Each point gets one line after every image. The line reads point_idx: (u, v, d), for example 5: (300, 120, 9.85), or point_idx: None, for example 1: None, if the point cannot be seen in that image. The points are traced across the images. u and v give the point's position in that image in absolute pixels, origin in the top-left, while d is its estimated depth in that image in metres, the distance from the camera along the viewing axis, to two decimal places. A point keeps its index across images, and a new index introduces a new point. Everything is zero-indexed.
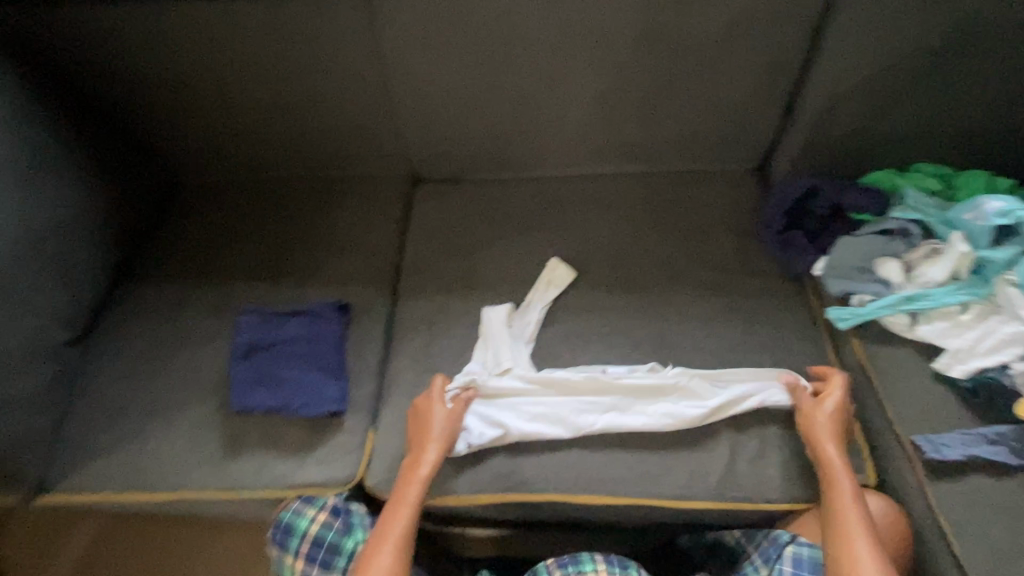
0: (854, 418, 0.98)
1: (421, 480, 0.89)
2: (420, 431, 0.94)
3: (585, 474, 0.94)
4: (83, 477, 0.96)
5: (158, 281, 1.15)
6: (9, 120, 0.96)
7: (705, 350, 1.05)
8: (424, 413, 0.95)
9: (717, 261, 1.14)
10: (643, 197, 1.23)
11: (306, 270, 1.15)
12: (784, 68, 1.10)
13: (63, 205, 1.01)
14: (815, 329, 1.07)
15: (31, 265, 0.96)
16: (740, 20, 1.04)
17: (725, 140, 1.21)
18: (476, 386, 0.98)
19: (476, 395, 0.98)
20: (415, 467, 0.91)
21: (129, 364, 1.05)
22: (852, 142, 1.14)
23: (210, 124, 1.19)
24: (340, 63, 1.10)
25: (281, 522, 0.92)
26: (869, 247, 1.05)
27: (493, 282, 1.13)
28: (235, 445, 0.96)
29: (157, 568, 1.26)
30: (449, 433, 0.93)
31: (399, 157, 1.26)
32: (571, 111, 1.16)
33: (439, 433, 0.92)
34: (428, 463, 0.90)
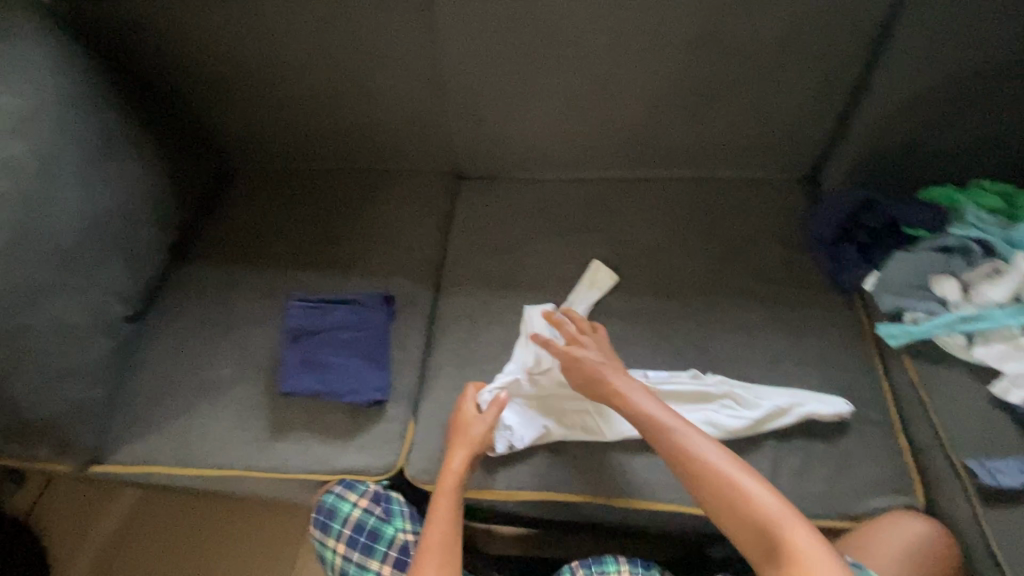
0: (903, 438, 0.96)
1: (450, 492, 0.88)
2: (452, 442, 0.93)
3: (623, 478, 0.93)
4: (135, 449, 0.99)
5: (210, 264, 1.18)
6: (81, 103, 1.01)
7: (748, 360, 1.04)
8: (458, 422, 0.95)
9: (763, 271, 1.13)
10: (688, 203, 1.22)
11: (351, 260, 1.17)
12: (842, 78, 1.08)
13: (127, 187, 1.05)
14: (863, 345, 1.05)
15: (97, 243, 1.00)
16: (800, 28, 1.02)
17: (775, 148, 1.20)
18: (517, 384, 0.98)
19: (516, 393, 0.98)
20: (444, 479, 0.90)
21: (181, 343, 1.08)
22: (909, 156, 1.11)
23: (265, 114, 1.23)
24: (395, 57, 1.12)
25: (324, 504, 0.94)
26: (925, 264, 1.02)
27: (535, 280, 1.14)
28: (280, 427, 0.99)
29: (193, 543, 1.30)
30: (482, 441, 0.92)
31: (445, 152, 1.27)
32: (620, 114, 1.16)
33: (471, 441, 0.92)
34: (455, 473, 0.90)
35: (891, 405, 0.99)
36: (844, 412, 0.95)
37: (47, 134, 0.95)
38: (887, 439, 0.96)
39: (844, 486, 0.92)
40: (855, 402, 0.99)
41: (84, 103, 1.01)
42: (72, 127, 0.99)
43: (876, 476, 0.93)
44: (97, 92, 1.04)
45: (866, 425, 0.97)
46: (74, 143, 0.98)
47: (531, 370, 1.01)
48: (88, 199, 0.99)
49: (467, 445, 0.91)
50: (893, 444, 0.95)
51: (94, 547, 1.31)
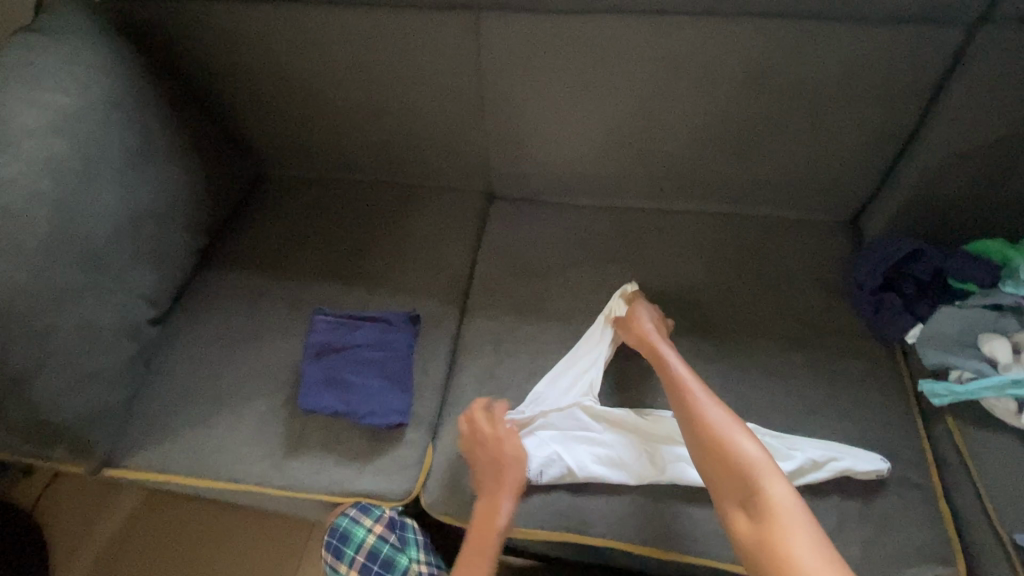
0: (943, 502, 0.92)
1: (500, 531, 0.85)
2: (496, 477, 0.89)
3: (645, 525, 0.90)
4: (150, 456, 0.98)
5: (239, 271, 1.17)
6: (124, 104, 1.01)
7: (783, 407, 1.00)
8: (502, 457, 0.90)
9: (800, 315, 1.09)
10: (725, 239, 1.20)
11: (378, 276, 1.16)
12: (894, 124, 1.05)
13: (162, 189, 1.05)
14: (903, 400, 1.01)
15: (128, 244, 0.99)
16: (856, 72, 1.00)
17: (818, 189, 1.17)
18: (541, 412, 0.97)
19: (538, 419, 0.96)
20: (493, 517, 0.86)
21: (205, 349, 1.07)
22: (960, 206, 1.07)
23: (304, 124, 1.23)
24: (438, 77, 1.11)
25: (337, 528, 0.91)
26: (973, 322, 0.98)
27: (564, 309, 1.12)
28: (298, 443, 0.97)
29: (194, 552, 1.27)
30: (522, 481, 0.89)
31: (480, 172, 1.26)
32: (661, 146, 1.15)
33: (517, 482, 0.89)
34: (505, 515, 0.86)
35: (932, 466, 0.94)
36: (883, 470, 0.91)
37: (90, 134, 0.95)
38: (929, 504, 0.91)
39: (881, 550, 0.87)
40: (894, 460, 0.94)
41: (130, 106, 1.02)
42: (113, 127, 0.99)
43: (916, 540, 0.88)
44: (143, 96, 1.05)
45: (906, 487, 0.92)
46: (116, 145, 0.98)
47: (558, 397, 0.99)
48: (124, 200, 0.98)
49: (514, 486, 0.88)
50: (934, 509, 0.90)
51: (97, 546, 1.29)
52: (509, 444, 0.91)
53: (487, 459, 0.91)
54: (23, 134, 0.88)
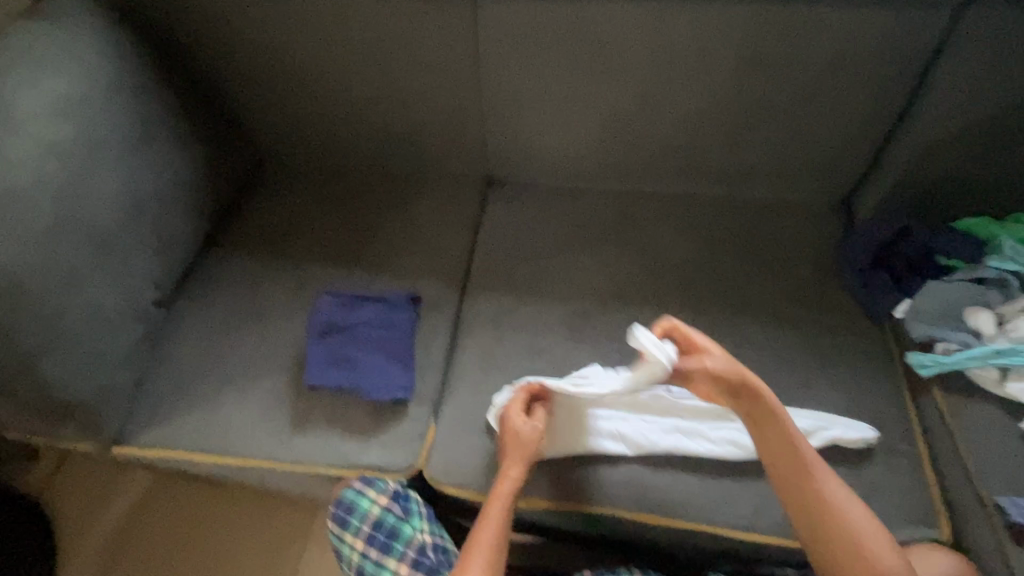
0: (928, 469, 0.95)
1: (506, 497, 0.86)
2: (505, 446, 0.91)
3: (641, 493, 0.93)
4: (158, 434, 1.00)
5: (241, 255, 1.19)
6: (126, 90, 1.02)
7: (776, 382, 1.03)
8: (506, 426, 0.91)
9: (792, 293, 1.12)
10: (719, 220, 1.22)
11: (379, 259, 1.18)
12: (883, 106, 1.08)
13: (164, 174, 1.06)
14: (891, 373, 1.04)
15: (133, 228, 1.01)
16: (846, 54, 1.02)
17: (810, 171, 1.19)
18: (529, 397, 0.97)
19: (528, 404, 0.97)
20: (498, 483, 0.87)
21: (209, 331, 1.09)
22: (946, 185, 1.10)
23: (304, 111, 1.24)
24: (436, 62, 1.13)
25: (343, 500, 0.93)
26: (959, 295, 1.01)
27: (562, 289, 1.14)
28: (303, 420, 0.99)
29: (200, 533, 1.30)
30: (534, 447, 0.89)
31: (479, 158, 1.28)
32: (657, 130, 1.17)
33: (525, 450, 0.89)
34: (511, 479, 0.87)
35: (918, 436, 0.98)
36: (872, 437, 0.94)
37: (93, 119, 0.96)
38: (915, 471, 0.94)
39: None
40: (882, 430, 0.97)
41: (132, 92, 1.03)
42: (116, 112, 1.00)
43: (902, 506, 0.91)
44: (144, 82, 1.06)
45: (892, 455, 0.95)
46: (119, 130, 1.00)
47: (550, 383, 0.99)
48: (128, 185, 1.00)
49: (522, 453, 0.89)
50: (920, 476, 0.94)
51: (104, 528, 1.32)
52: (513, 415, 0.92)
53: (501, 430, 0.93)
54: (29, 118, 0.90)
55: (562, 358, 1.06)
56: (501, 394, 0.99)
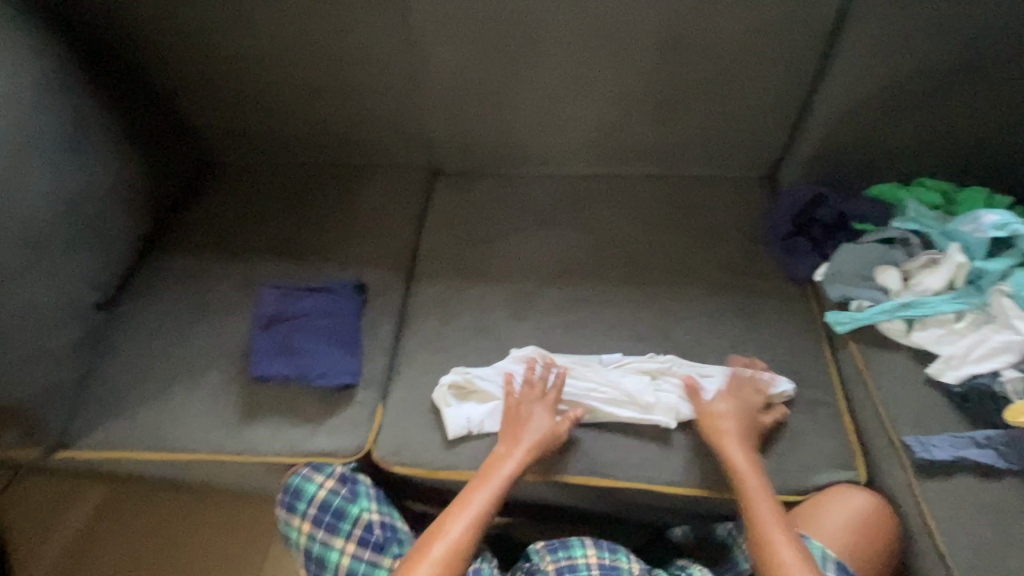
0: (847, 417, 1.02)
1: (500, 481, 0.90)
2: (514, 431, 0.94)
3: (584, 458, 0.97)
4: (103, 434, 1.00)
5: (185, 255, 1.19)
6: (52, 89, 1.01)
7: (708, 345, 1.08)
8: (519, 414, 0.95)
9: (722, 262, 1.18)
10: (654, 199, 1.27)
11: (325, 252, 1.20)
12: (795, 81, 1.15)
13: (98, 173, 1.06)
14: (814, 331, 1.11)
15: (68, 228, 1.00)
16: (756, 32, 1.08)
17: (735, 147, 1.26)
18: (463, 386, 1.01)
19: (465, 394, 1.01)
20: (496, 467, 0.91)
21: (153, 330, 1.09)
22: (857, 155, 1.18)
23: (244, 108, 1.25)
24: (370, 53, 1.15)
25: (290, 486, 0.95)
26: (871, 254, 1.08)
27: (505, 272, 1.18)
28: (251, 411, 1.01)
29: (159, 539, 1.29)
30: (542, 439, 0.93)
31: (422, 148, 1.31)
32: (589, 112, 1.21)
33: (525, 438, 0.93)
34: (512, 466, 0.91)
35: (838, 388, 1.05)
36: (788, 392, 1.01)
37: (18, 119, 0.95)
38: (835, 420, 1.01)
39: (793, 462, 0.97)
40: (805, 385, 1.04)
41: (61, 91, 1.02)
42: (43, 111, 0.99)
43: (823, 452, 0.98)
44: (72, 81, 1.05)
45: (815, 407, 1.02)
46: (48, 129, 0.99)
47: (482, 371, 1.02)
48: (60, 185, 0.99)
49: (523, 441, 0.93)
50: (840, 424, 1.01)
51: (59, 541, 1.30)
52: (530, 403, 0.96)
53: (510, 417, 0.96)
54: None
55: (506, 336, 1.09)
56: (448, 374, 1.03)
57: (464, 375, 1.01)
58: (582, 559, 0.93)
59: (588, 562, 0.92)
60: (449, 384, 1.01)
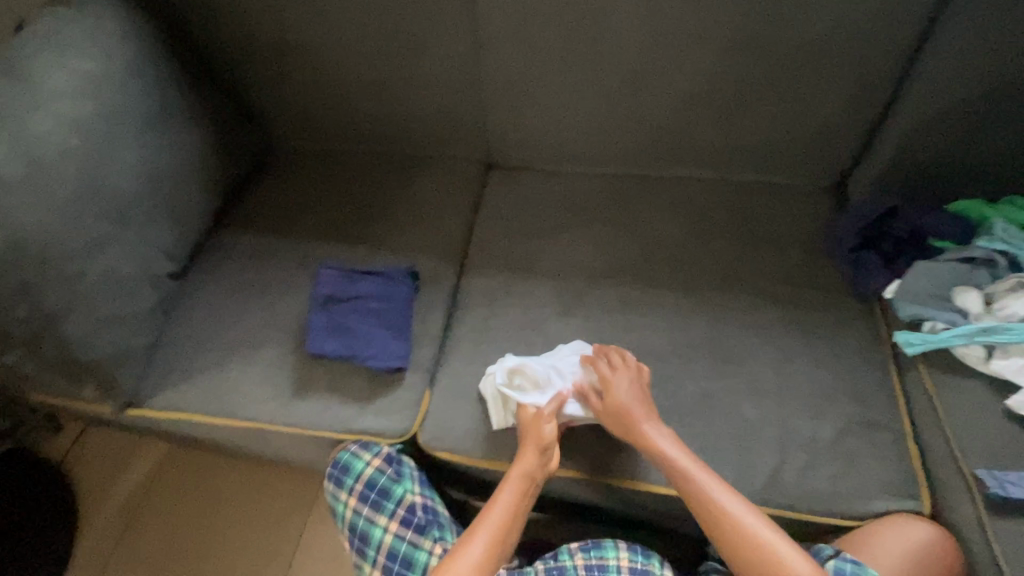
0: (911, 443, 0.97)
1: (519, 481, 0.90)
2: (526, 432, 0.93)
3: (626, 460, 0.97)
4: (169, 397, 1.06)
5: (250, 232, 1.25)
6: (141, 69, 1.07)
7: (762, 357, 1.04)
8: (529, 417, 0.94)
9: (783, 272, 1.14)
10: (712, 204, 1.24)
11: (380, 238, 1.22)
12: (875, 87, 1.09)
13: (178, 151, 1.12)
14: (879, 351, 1.05)
15: (150, 201, 1.06)
16: (836, 34, 1.03)
17: (802, 153, 1.21)
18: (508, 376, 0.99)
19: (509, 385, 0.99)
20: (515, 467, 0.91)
21: (218, 301, 1.15)
22: (937, 168, 1.11)
23: (310, 94, 1.29)
24: (436, 45, 1.16)
25: (339, 461, 0.98)
26: (949, 274, 1.01)
27: (555, 268, 1.17)
28: (305, 386, 1.04)
29: (208, 501, 1.36)
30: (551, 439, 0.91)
31: (479, 141, 1.32)
32: (650, 112, 1.19)
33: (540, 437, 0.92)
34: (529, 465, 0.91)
35: (903, 412, 0.99)
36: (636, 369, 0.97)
37: (112, 96, 1.02)
38: (896, 445, 0.96)
39: (848, 485, 0.93)
40: (865, 406, 0.99)
41: (150, 72, 1.09)
42: (133, 90, 1.05)
43: (882, 478, 0.93)
44: (160, 62, 1.11)
45: (874, 430, 0.97)
46: (138, 109, 1.06)
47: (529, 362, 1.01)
48: (145, 160, 1.06)
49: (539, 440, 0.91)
50: (902, 450, 0.96)
51: (118, 496, 1.38)
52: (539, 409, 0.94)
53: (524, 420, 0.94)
54: (55, 95, 0.96)
55: (553, 332, 1.09)
56: (496, 363, 1.03)
57: (507, 364, 1.00)
58: (614, 562, 0.89)
59: (620, 564, 0.89)
60: (493, 373, 1.01)
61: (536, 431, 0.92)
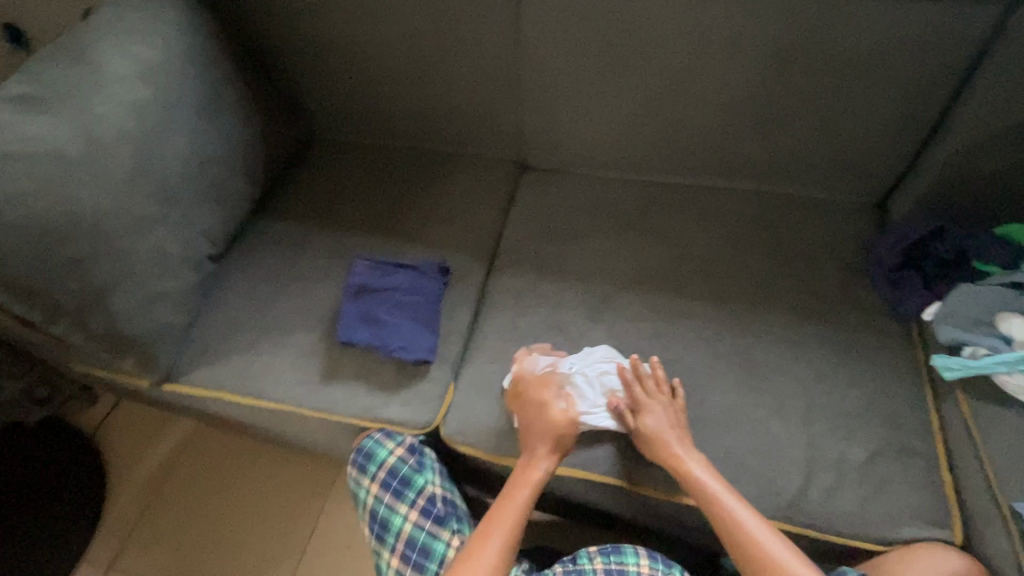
0: (944, 471, 0.94)
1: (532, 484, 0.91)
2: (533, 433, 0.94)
3: (648, 466, 0.96)
4: (203, 374, 1.09)
5: (288, 220, 1.28)
6: (196, 58, 1.11)
7: (792, 373, 1.03)
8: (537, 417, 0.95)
9: (817, 288, 1.12)
10: (747, 215, 1.22)
11: (413, 232, 1.24)
12: (925, 104, 1.06)
13: (225, 138, 1.15)
14: (915, 374, 1.03)
15: (197, 185, 1.10)
16: (886, 48, 1.01)
17: (842, 169, 1.19)
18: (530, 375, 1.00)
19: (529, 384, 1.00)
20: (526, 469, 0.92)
21: (255, 285, 1.18)
22: (985, 190, 1.08)
23: (353, 88, 1.31)
24: (479, 45, 1.18)
25: (363, 448, 1.00)
26: (992, 298, 0.97)
27: (583, 271, 1.17)
28: (333, 372, 1.06)
29: (232, 479, 1.40)
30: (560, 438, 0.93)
31: (515, 142, 1.33)
32: (689, 119, 1.18)
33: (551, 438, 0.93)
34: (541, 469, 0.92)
35: (937, 438, 0.97)
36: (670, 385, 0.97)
37: (168, 83, 1.06)
38: (928, 471, 0.94)
39: (876, 508, 0.91)
40: (897, 429, 0.97)
41: (203, 60, 1.13)
42: (188, 78, 1.09)
43: (912, 503, 0.91)
44: (213, 52, 1.15)
45: (906, 454, 0.95)
46: (191, 96, 1.10)
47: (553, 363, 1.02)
48: (194, 145, 1.09)
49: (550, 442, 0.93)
50: (934, 476, 0.93)
51: (147, 468, 1.43)
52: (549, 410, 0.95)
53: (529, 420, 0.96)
54: (116, 79, 1.01)
55: (579, 334, 1.09)
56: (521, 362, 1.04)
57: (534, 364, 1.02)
58: (633, 568, 0.88)
59: (639, 570, 0.88)
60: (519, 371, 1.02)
61: (545, 422, 0.94)
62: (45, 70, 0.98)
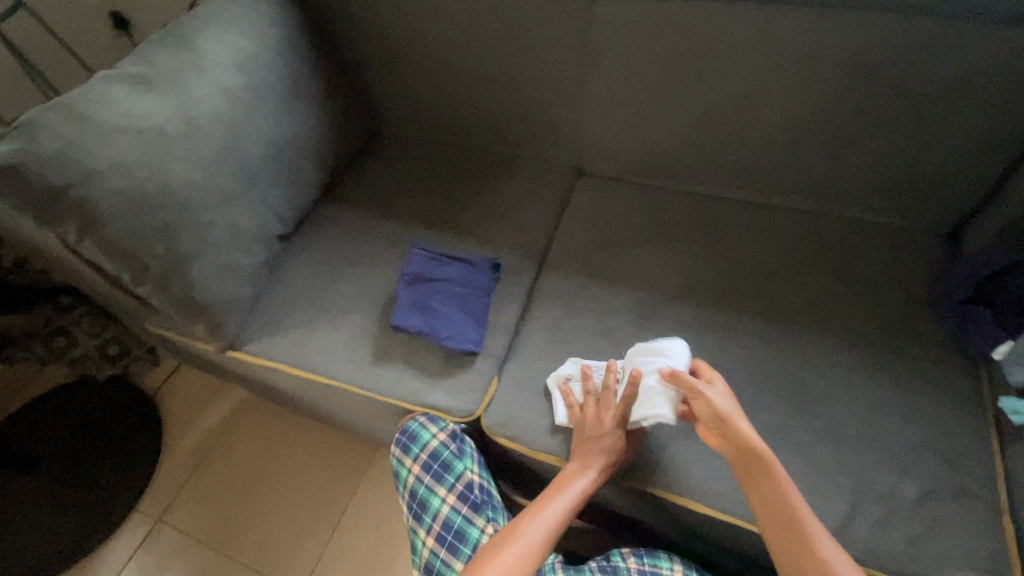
0: (1006, 518, 0.89)
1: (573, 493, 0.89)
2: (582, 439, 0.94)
3: (687, 477, 0.94)
4: (263, 345, 1.16)
5: (351, 207, 1.34)
6: (281, 50, 1.18)
7: (844, 399, 1.00)
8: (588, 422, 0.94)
9: (877, 315, 1.08)
10: (806, 235, 1.20)
11: (468, 228, 1.28)
12: (1011, 134, 1.01)
13: (301, 125, 1.22)
14: (979, 414, 0.97)
15: (273, 168, 1.17)
16: (974, 74, 0.96)
17: (913, 195, 1.15)
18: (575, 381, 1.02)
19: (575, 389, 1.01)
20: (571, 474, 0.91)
21: (316, 266, 1.25)
22: None
23: (420, 86, 1.36)
24: (547, 51, 1.20)
25: (407, 430, 1.03)
26: None
27: (634, 279, 1.18)
28: (383, 355, 1.11)
29: (276, 449, 1.47)
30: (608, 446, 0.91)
31: (574, 148, 1.35)
32: (754, 135, 1.16)
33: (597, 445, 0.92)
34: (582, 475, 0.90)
35: (999, 483, 0.92)
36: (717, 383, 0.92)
37: (256, 71, 1.14)
38: (987, 516, 0.89)
39: (927, 549, 0.87)
40: (955, 468, 0.93)
41: (288, 52, 1.20)
42: (273, 68, 1.17)
43: (966, 548, 0.87)
44: (297, 44, 1.22)
45: (964, 496, 0.90)
46: (275, 85, 1.17)
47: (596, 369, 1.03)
48: (274, 131, 1.16)
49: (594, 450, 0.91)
50: (993, 523, 0.88)
51: (200, 430, 1.51)
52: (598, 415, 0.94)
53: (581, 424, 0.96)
54: (212, 65, 1.09)
55: (625, 341, 1.09)
56: (564, 365, 1.06)
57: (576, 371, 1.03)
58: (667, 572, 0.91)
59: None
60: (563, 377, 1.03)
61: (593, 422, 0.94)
62: (152, 53, 1.07)
